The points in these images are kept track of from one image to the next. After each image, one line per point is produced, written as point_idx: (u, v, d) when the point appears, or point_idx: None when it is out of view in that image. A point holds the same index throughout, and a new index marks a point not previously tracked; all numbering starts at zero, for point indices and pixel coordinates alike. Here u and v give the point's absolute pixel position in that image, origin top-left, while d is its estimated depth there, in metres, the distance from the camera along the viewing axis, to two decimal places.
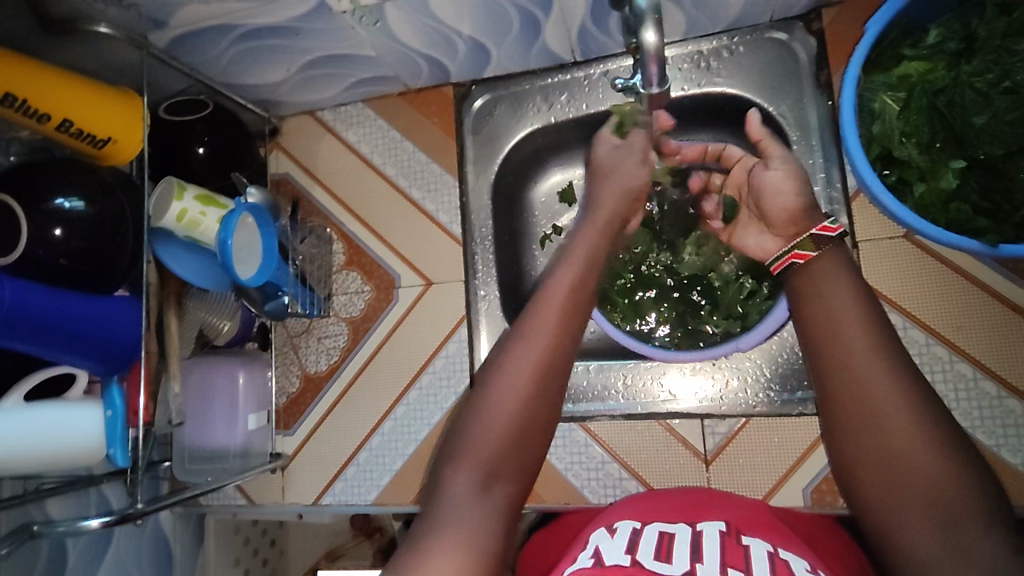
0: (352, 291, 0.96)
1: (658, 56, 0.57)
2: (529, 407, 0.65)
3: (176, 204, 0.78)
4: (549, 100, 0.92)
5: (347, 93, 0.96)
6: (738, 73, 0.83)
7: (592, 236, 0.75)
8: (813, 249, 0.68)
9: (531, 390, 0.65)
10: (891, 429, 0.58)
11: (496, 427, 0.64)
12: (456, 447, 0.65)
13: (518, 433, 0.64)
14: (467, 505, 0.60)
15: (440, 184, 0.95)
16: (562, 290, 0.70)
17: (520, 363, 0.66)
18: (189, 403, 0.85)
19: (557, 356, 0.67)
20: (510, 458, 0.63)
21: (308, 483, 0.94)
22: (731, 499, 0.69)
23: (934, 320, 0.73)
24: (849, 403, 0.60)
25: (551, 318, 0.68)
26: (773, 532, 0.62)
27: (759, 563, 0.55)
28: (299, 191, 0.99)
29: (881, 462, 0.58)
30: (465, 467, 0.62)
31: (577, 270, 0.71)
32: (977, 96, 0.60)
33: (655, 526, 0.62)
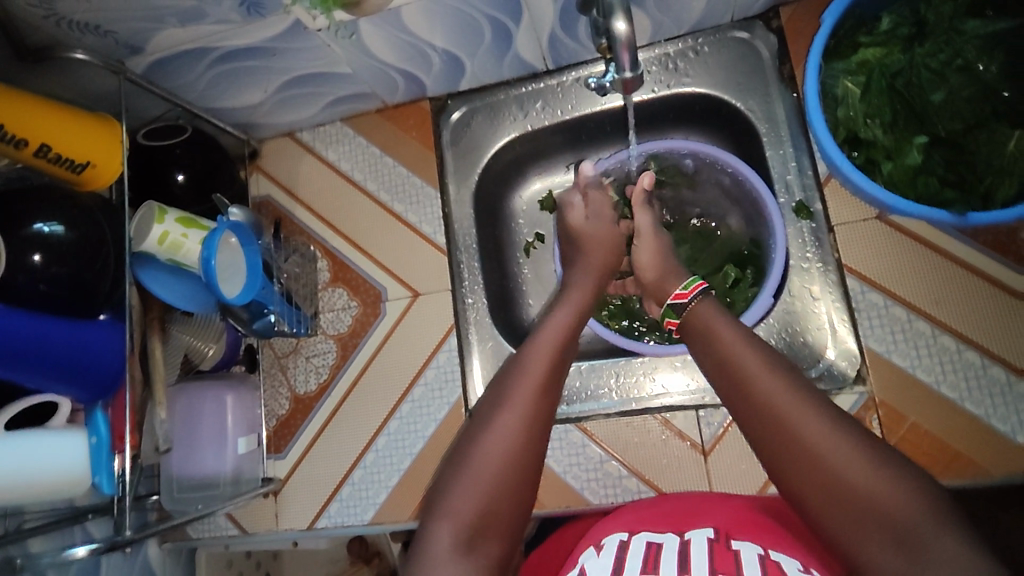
0: (338, 307, 0.95)
1: (629, 44, 0.60)
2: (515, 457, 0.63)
3: (157, 226, 0.78)
4: (524, 108, 0.95)
5: (325, 112, 0.97)
6: (705, 72, 0.86)
7: (571, 306, 0.76)
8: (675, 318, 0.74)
9: (515, 452, 0.63)
10: (822, 451, 0.56)
11: (484, 474, 0.61)
12: (433, 509, 0.61)
13: (500, 486, 0.62)
14: (449, 565, 0.57)
15: (422, 197, 0.96)
16: (548, 342, 0.70)
17: (503, 424, 0.64)
18: (176, 429, 0.85)
19: (542, 425, 0.65)
20: (493, 514, 0.61)
21: (302, 508, 0.92)
22: (719, 502, 0.69)
23: (913, 295, 0.74)
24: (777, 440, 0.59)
25: (538, 368, 0.68)
26: (765, 534, 0.62)
27: (749, 566, 0.55)
28: (281, 212, 0.99)
29: (831, 500, 0.55)
30: (447, 525, 0.59)
31: (565, 326, 0.72)
32: (933, 75, 0.64)
33: (643, 535, 0.63)
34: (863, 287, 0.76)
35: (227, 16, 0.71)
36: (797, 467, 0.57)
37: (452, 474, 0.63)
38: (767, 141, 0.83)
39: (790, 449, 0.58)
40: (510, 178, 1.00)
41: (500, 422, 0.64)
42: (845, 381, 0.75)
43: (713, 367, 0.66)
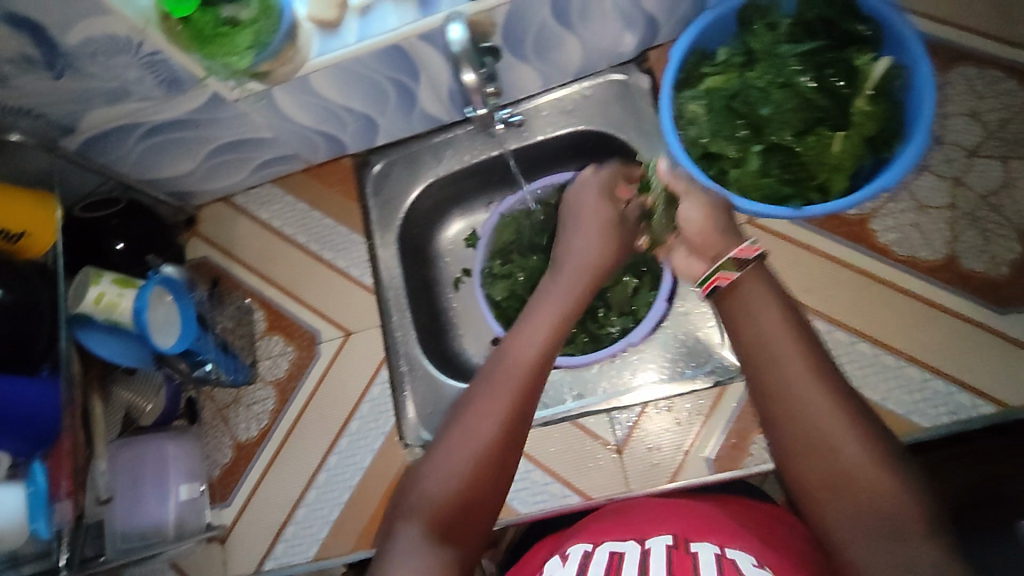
0: (276, 353, 1.00)
1: (474, 88, 0.73)
2: (493, 447, 0.60)
3: (93, 288, 0.83)
4: (437, 156, 1.04)
5: (255, 175, 1.05)
6: (590, 113, 0.98)
7: (562, 290, 0.72)
8: (735, 270, 0.61)
9: (495, 434, 0.61)
10: (839, 453, 0.52)
11: (459, 465, 0.60)
12: (405, 500, 0.60)
13: (475, 478, 0.60)
14: (415, 553, 0.56)
15: (348, 244, 1.03)
16: (542, 329, 0.68)
17: (477, 416, 0.62)
18: (120, 479, 0.89)
19: (523, 419, 0.63)
20: (464, 508, 0.59)
21: (247, 553, 0.93)
22: (692, 506, 0.71)
23: (786, 286, 0.83)
24: (789, 420, 0.54)
25: (525, 354, 0.66)
26: (721, 535, 0.64)
27: (705, 566, 0.57)
28: (219, 271, 1.05)
29: (834, 493, 0.51)
30: (417, 516, 0.58)
31: (559, 310, 0.70)
32: (762, 92, 0.75)
33: (607, 546, 0.64)
34: None
35: (151, 93, 0.80)
36: (810, 452, 0.53)
37: (427, 463, 0.61)
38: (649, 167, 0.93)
39: (803, 435, 0.53)
40: (432, 221, 1.08)
41: (480, 408, 0.62)
42: (733, 372, 0.83)
43: (734, 339, 0.60)
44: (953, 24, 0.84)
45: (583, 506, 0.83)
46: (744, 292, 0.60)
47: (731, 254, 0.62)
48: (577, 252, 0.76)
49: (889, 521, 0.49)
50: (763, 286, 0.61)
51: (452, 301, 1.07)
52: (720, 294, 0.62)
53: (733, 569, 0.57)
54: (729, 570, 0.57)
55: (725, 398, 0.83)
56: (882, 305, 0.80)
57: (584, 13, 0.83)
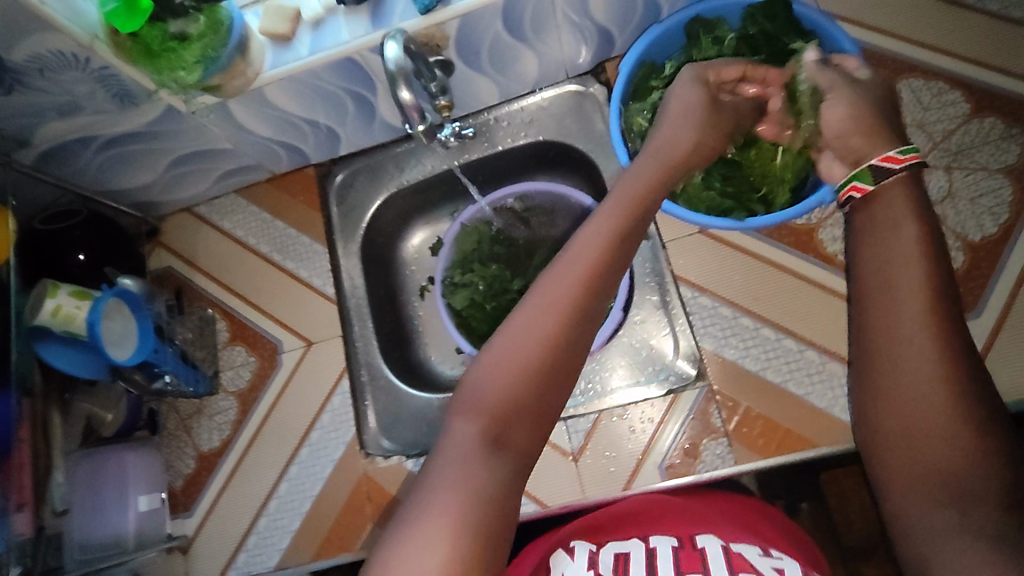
0: (238, 364, 1.00)
1: (414, 107, 0.72)
2: (552, 349, 0.54)
3: (50, 300, 0.83)
4: (400, 166, 1.05)
5: (218, 185, 1.06)
6: (547, 124, 0.99)
7: (645, 170, 0.63)
8: (874, 183, 0.61)
9: (554, 336, 0.54)
10: (927, 407, 0.53)
11: (518, 367, 0.53)
12: (460, 393, 0.55)
13: (533, 381, 0.53)
14: (465, 460, 0.50)
15: (311, 253, 1.03)
16: (614, 221, 0.58)
17: (539, 309, 0.54)
18: (79, 492, 0.88)
19: (591, 313, 0.55)
20: (518, 414, 0.53)
21: (209, 564, 0.93)
22: (675, 503, 0.74)
23: (737, 296, 0.84)
24: (885, 356, 0.56)
25: (594, 248, 0.56)
26: (720, 529, 0.67)
27: (714, 560, 0.60)
28: (181, 281, 1.06)
29: (911, 440, 0.54)
30: (469, 419, 0.53)
31: (632, 206, 0.60)
32: None
33: (610, 548, 0.65)
34: (694, 293, 0.85)
35: (103, 107, 0.80)
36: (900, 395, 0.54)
37: (481, 361, 0.55)
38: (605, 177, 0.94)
39: (899, 379, 0.54)
40: (396, 231, 1.09)
41: (543, 304, 0.55)
42: (688, 379, 0.83)
43: (852, 267, 0.60)
44: (898, 36, 0.85)
45: (539, 514, 0.84)
46: (878, 223, 0.59)
47: (874, 163, 0.61)
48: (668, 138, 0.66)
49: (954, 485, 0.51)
50: (905, 213, 0.59)
51: (416, 309, 1.08)
52: (852, 206, 0.62)
53: (743, 562, 0.59)
54: (740, 562, 0.60)
55: (678, 404, 0.83)
56: (828, 313, 0.81)
57: (538, 26, 0.84)
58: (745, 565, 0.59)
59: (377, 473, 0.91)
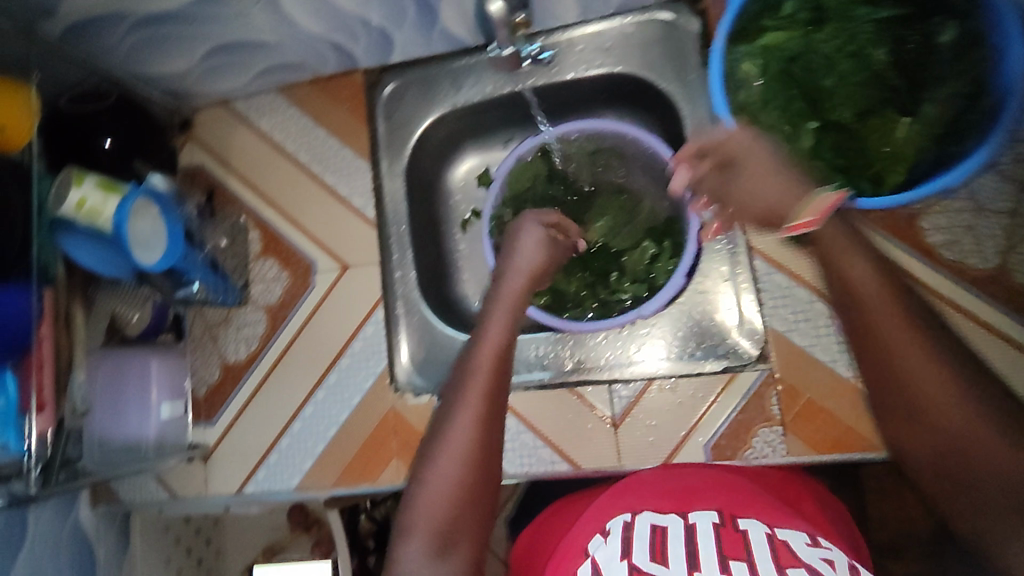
0: (269, 279, 0.95)
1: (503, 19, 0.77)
2: (473, 462, 0.62)
3: (75, 191, 0.76)
4: (457, 83, 0.95)
5: (257, 81, 0.96)
6: (629, 53, 0.87)
7: (511, 293, 0.74)
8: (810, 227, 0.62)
9: (474, 451, 0.63)
10: (945, 436, 0.56)
11: (448, 484, 0.61)
12: (399, 523, 0.62)
13: (465, 492, 0.61)
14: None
15: (353, 168, 0.96)
16: (490, 350, 0.68)
17: (456, 435, 0.63)
18: (100, 394, 0.83)
19: (493, 425, 0.65)
20: (461, 523, 0.61)
21: (229, 474, 0.93)
22: (716, 478, 0.71)
23: (818, 279, 0.77)
24: (908, 413, 0.58)
25: (484, 376, 0.66)
26: (761, 509, 0.64)
27: (760, 551, 0.58)
28: (214, 182, 0.99)
29: (958, 471, 0.57)
30: (415, 541, 0.60)
31: (506, 329, 0.70)
32: (825, 61, 0.66)
33: (646, 518, 0.65)
34: (770, 269, 0.79)
35: None
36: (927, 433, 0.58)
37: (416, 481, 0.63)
38: (689, 123, 0.84)
39: (924, 425, 0.58)
40: (443, 155, 1.01)
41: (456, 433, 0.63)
42: (747, 359, 0.79)
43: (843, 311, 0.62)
44: None
45: (571, 473, 0.81)
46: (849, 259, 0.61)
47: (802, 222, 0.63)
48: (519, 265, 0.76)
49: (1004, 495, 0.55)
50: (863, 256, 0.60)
51: (458, 240, 1.02)
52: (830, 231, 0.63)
53: (789, 554, 0.57)
54: (786, 555, 0.57)
55: (735, 384, 0.78)
56: None
57: None
58: (791, 560, 0.57)
59: (406, 410, 0.89)
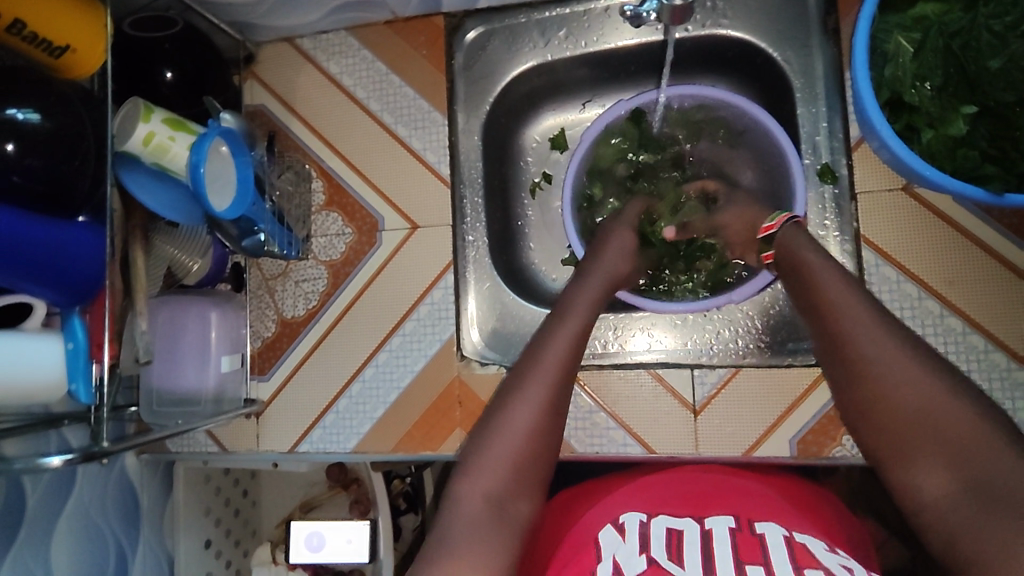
0: (332, 232, 0.91)
1: None
2: (539, 432, 0.60)
3: (142, 126, 0.70)
4: (546, 35, 0.89)
5: (330, 18, 0.89)
6: (742, 16, 0.81)
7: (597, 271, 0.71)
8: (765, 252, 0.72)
9: (543, 425, 0.60)
10: (919, 408, 0.54)
11: (512, 444, 0.59)
12: (459, 471, 0.59)
13: (523, 456, 0.59)
14: (472, 527, 0.55)
15: (428, 121, 0.89)
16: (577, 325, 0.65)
17: (529, 395, 0.60)
18: (157, 342, 0.80)
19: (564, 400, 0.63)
20: (516, 488, 0.58)
21: (284, 432, 0.90)
22: (744, 487, 0.68)
23: (928, 275, 0.73)
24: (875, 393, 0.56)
25: (564, 346, 0.63)
26: (783, 517, 0.62)
27: (777, 553, 0.54)
28: (277, 125, 0.93)
29: (936, 451, 0.52)
30: (471, 492, 0.57)
31: (591, 310, 0.67)
32: (993, 38, 0.58)
33: (662, 520, 0.61)
34: (878, 260, 0.74)
35: None
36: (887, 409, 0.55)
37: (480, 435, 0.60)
38: (800, 97, 0.80)
39: (887, 401, 0.55)
40: (521, 112, 0.95)
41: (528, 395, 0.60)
42: None
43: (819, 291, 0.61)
44: None
45: (644, 457, 0.79)
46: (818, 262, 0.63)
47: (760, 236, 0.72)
48: (610, 259, 0.73)
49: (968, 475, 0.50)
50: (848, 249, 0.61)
51: (527, 204, 0.97)
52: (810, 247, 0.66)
53: (809, 556, 0.54)
54: (805, 557, 0.54)
55: (825, 380, 0.76)
56: None
57: None
58: (808, 562, 0.53)
59: (471, 379, 0.86)
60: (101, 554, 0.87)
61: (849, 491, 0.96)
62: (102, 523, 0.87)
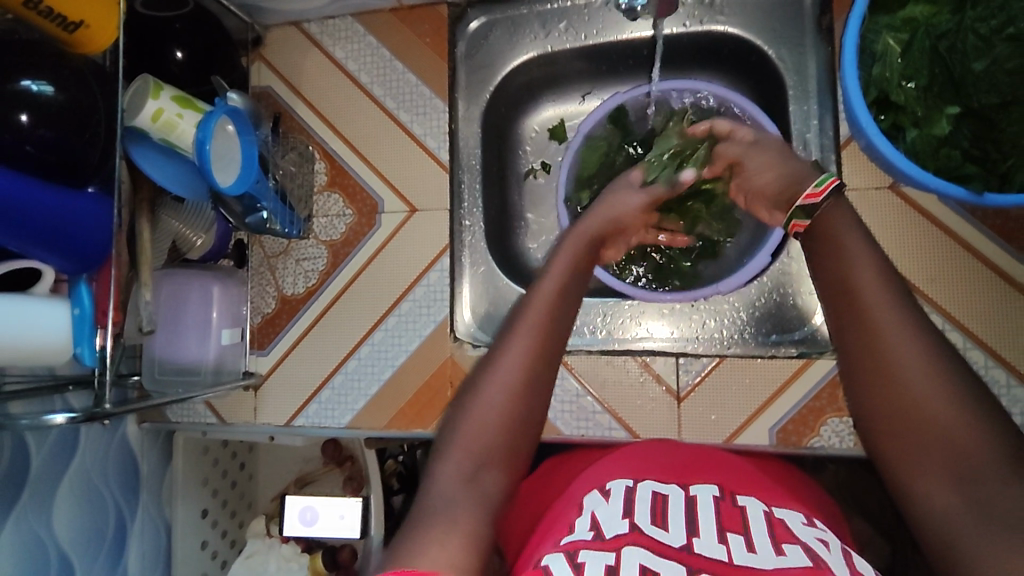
0: (333, 213, 0.93)
1: None
2: (517, 405, 0.61)
3: (151, 102, 0.72)
4: (546, 28, 0.91)
5: (336, 4, 0.91)
6: (739, 13, 0.83)
7: (574, 243, 0.71)
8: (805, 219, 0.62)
9: (522, 397, 0.61)
10: (931, 416, 0.52)
11: (491, 419, 0.60)
12: (440, 448, 0.60)
13: (503, 429, 0.60)
14: (455, 503, 0.56)
15: (428, 107, 0.91)
16: (549, 295, 0.66)
17: (504, 372, 0.61)
18: (160, 312, 0.83)
19: (543, 369, 0.63)
20: (496, 463, 0.59)
21: (281, 404, 0.93)
22: (722, 458, 0.71)
23: (911, 272, 0.74)
24: (885, 401, 0.54)
25: (539, 319, 0.64)
26: (763, 492, 0.64)
27: (757, 525, 0.57)
28: (282, 107, 0.95)
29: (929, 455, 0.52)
30: (451, 468, 0.58)
31: (564, 279, 0.68)
32: (979, 41, 0.59)
33: (649, 485, 0.63)
34: None
35: None
36: (886, 396, 0.54)
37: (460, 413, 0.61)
38: (794, 96, 0.82)
39: (900, 408, 0.53)
40: (521, 102, 0.97)
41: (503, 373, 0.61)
42: (825, 347, 0.79)
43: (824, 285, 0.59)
44: None
45: (627, 441, 0.81)
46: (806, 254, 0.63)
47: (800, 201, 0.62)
48: None
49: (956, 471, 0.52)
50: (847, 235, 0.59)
51: (524, 192, 1.00)
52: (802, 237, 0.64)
53: (787, 532, 0.56)
54: (782, 532, 0.56)
55: (807, 372, 0.77)
56: (1010, 315, 0.72)
57: None
58: (786, 537, 0.55)
59: (463, 359, 0.88)
60: (101, 517, 0.90)
61: (835, 486, 0.98)
62: (102, 487, 0.90)
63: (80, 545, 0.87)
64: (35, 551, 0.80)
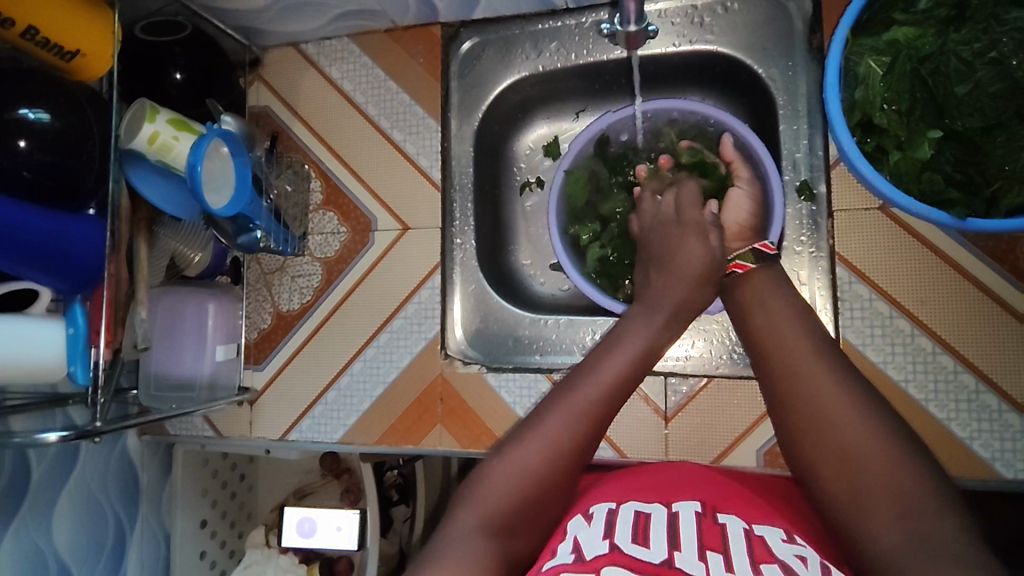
0: (328, 231, 0.94)
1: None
2: (556, 460, 0.60)
3: (147, 125, 0.73)
4: (538, 47, 0.92)
5: (332, 25, 0.93)
6: (729, 32, 0.83)
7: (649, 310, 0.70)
8: (751, 261, 0.71)
9: (560, 454, 0.60)
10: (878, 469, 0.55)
11: (523, 467, 0.60)
12: (465, 493, 0.60)
13: (535, 480, 0.59)
14: (468, 544, 0.55)
15: (421, 126, 0.92)
16: (618, 359, 0.65)
17: (551, 428, 0.61)
18: (158, 329, 0.84)
19: (594, 432, 0.62)
20: (514, 508, 0.58)
21: (276, 420, 0.94)
22: (706, 474, 0.71)
23: (900, 293, 0.73)
24: (820, 456, 0.58)
25: (605, 382, 0.63)
26: (748, 510, 0.63)
27: (736, 545, 0.54)
28: (279, 126, 0.97)
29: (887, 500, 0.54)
30: (473, 512, 0.58)
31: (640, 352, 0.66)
32: (961, 65, 0.60)
33: (632, 506, 0.61)
34: (851, 278, 0.75)
35: None
36: (825, 448, 0.58)
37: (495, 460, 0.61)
38: (783, 114, 0.82)
39: (838, 459, 0.57)
40: (514, 121, 0.98)
41: (551, 429, 0.61)
42: None
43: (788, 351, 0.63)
44: None
45: (615, 460, 0.81)
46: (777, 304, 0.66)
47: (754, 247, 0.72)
48: None
49: (937, 501, 0.52)
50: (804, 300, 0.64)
51: (518, 209, 1.00)
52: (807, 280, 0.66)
53: (764, 551, 0.54)
54: (761, 552, 0.54)
55: None
56: (1002, 337, 0.71)
57: None
58: (764, 556, 0.53)
59: (454, 376, 0.89)
60: (100, 528, 0.92)
61: None
62: (101, 500, 0.92)
63: (79, 557, 0.88)
64: (33, 563, 0.82)
